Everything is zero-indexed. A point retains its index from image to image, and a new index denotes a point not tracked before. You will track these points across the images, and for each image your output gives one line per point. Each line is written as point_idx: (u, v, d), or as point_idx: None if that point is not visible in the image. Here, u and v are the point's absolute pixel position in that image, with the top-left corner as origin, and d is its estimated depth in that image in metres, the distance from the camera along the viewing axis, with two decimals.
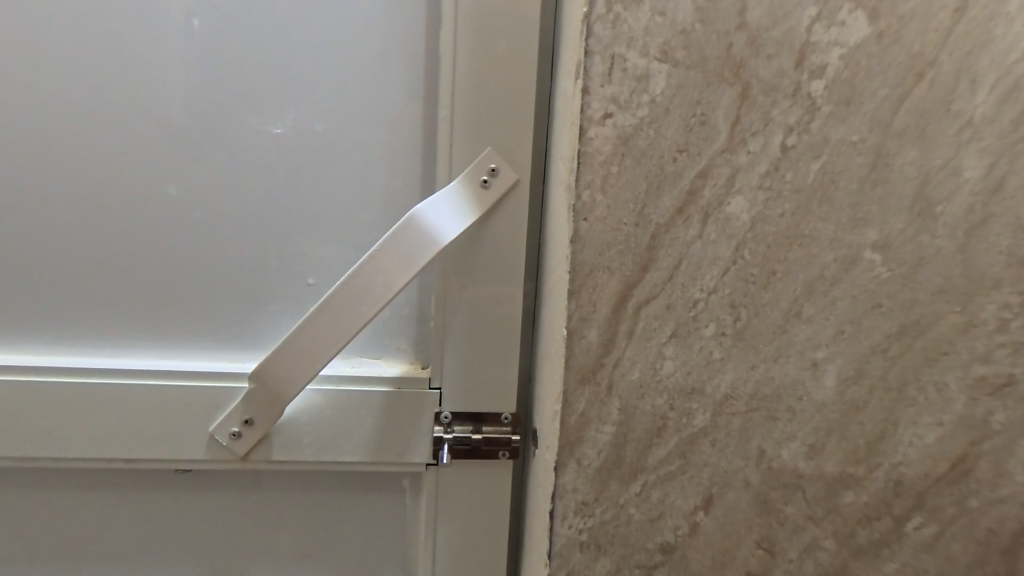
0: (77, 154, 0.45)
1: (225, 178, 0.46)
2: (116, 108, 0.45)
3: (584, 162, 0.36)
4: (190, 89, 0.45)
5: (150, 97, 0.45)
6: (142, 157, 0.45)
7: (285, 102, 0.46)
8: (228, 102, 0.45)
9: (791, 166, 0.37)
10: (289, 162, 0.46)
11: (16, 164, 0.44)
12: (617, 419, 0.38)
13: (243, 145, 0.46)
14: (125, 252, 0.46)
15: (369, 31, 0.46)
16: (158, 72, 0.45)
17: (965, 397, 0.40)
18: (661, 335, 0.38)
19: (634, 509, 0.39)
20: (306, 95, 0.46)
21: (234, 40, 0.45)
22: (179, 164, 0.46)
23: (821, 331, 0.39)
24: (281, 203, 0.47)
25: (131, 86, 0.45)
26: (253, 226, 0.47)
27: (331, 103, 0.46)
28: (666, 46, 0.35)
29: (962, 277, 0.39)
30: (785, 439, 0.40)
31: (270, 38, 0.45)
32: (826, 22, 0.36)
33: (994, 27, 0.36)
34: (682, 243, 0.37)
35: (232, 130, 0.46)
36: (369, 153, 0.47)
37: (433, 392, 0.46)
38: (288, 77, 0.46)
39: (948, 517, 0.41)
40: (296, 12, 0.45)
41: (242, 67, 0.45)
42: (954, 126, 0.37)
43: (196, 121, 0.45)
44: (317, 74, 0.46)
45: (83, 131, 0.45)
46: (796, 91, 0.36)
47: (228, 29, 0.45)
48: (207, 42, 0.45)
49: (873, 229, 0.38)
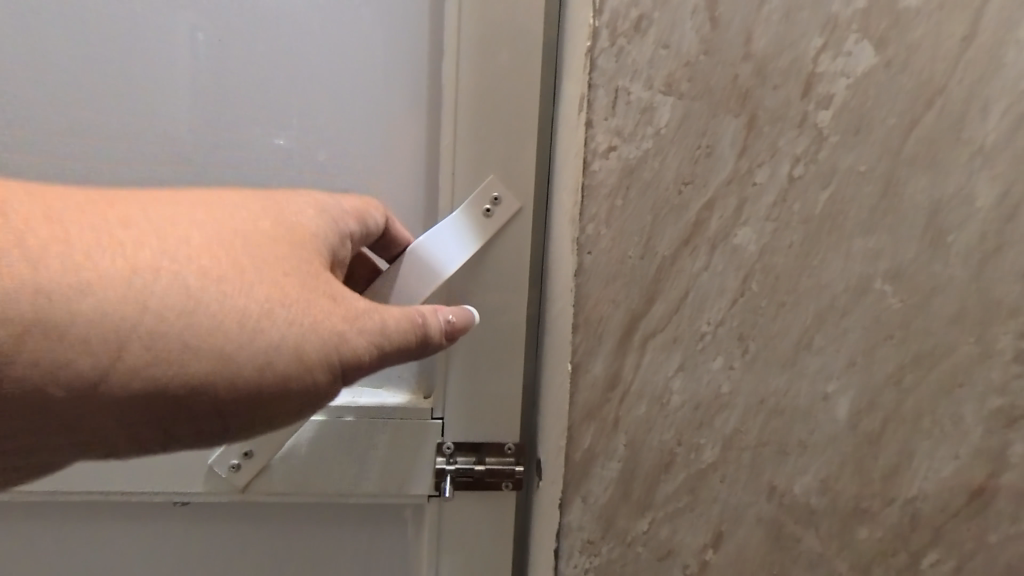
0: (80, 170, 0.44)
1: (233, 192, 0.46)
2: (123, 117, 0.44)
3: (588, 195, 0.35)
4: (198, 109, 0.45)
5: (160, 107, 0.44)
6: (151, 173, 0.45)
7: (291, 116, 0.45)
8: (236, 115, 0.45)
9: (799, 196, 0.36)
10: (290, 172, 0.46)
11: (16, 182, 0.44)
12: (624, 454, 0.38)
13: (249, 157, 0.45)
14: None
15: (373, 52, 0.46)
16: (165, 80, 0.44)
17: (981, 428, 0.39)
18: (668, 369, 0.37)
19: (641, 548, 0.38)
20: (314, 112, 0.46)
21: (242, 50, 0.44)
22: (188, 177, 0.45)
23: (832, 363, 0.38)
24: None
25: (133, 102, 0.44)
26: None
27: (339, 123, 0.46)
28: (670, 78, 0.34)
29: (976, 306, 0.38)
30: (797, 473, 0.39)
31: (279, 53, 0.45)
32: (832, 52, 0.35)
33: (1004, 52, 0.36)
34: (689, 275, 0.36)
35: (240, 142, 0.45)
36: (372, 184, 0.47)
37: (436, 422, 0.45)
38: (295, 94, 0.45)
39: (965, 551, 0.40)
40: (306, 32, 0.45)
41: (249, 79, 0.45)
42: (965, 154, 0.37)
43: (204, 132, 0.45)
44: (324, 91, 0.45)
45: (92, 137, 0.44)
46: (803, 121, 0.35)
47: (238, 38, 0.44)
48: (216, 53, 0.44)
49: (886, 257, 0.37)
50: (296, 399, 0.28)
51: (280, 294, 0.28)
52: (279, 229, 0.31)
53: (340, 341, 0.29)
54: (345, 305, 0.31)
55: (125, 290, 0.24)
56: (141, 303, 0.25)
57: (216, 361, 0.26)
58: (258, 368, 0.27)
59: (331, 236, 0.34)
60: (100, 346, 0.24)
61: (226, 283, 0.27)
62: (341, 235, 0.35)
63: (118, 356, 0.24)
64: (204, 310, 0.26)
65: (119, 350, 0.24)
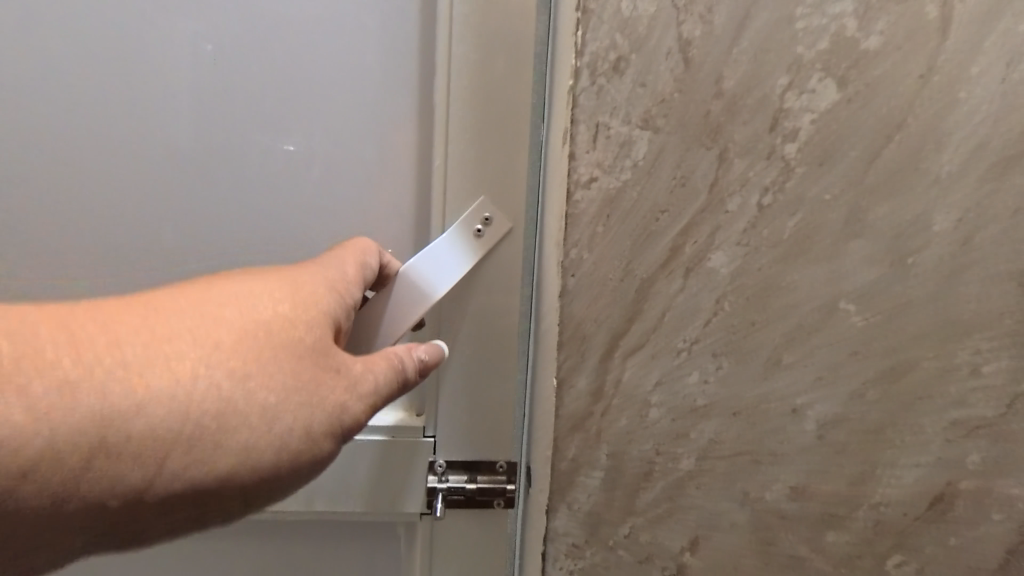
0: (76, 170, 0.43)
1: (236, 199, 0.45)
2: (125, 120, 0.43)
3: (571, 222, 0.38)
4: (196, 107, 0.43)
5: (163, 111, 0.43)
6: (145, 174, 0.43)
7: (294, 119, 0.44)
8: (239, 119, 0.43)
9: (768, 224, 0.39)
10: (294, 178, 0.45)
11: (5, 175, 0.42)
12: (606, 464, 0.40)
13: (252, 163, 0.44)
14: (125, 266, 0.45)
15: (373, 53, 0.44)
16: (167, 83, 0.42)
17: (941, 439, 0.42)
18: (647, 384, 0.40)
19: (623, 552, 0.41)
20: (318, 116, 0.44)
21: (245, 51, 0.43)
22: (189, 184, 0.44)
23: (801, 378, 0.40)
24: (288, 223, 0.45)
25: (132, 102, 0.42)
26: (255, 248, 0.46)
27: (339, 127, 0.44)
28: (647, 114, 0.37)
29: (935, 324, 0.41)
30: (770, 481, 0.41)
31: (281, 55, 0.43)
32: (798, 90, 0.37)
33: (957, 90, 0.39)
34: (666, 296, 0.39)
35: (243, 147, 0.44)
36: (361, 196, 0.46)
37: (428, 440, 0.47)
38: (298, 97, 0.44)
39: (927, 554, 0.43)
40: (307, 34, 0.43)
41: (252, 81, 0.43)
42: (922, 183, 0.39)
43: (207, 136, 0.43)
44: (326, 94, 0.44)
45: (94, 141, 0.43)
46: (771, 154, 0.38)
47: (241, 38, 0.42)
48: (219, 53, 0.42)
49: (850, 279, 0.40)
50: (308, 474, 0.30)
51: (300, 380, 0.30)
52: (299, 307, 0.32)
53: (345, 412, 0.31)
54: (350, 373, 0.32)
55: (165, 402, 0.26)
56: (183, 412, 0.26)
57: (239, 455, 0.28)
58: (278, 454, 0.29)
59: (345, 297, 0.35)
60: (149, 458, 0.26)
61: (258, 377, 0.28)
62: (348, 300, 0.36)
63: (162, 464, 0.26)
64: (235, 409, 0.28)
65: (167, 459, 0.26)
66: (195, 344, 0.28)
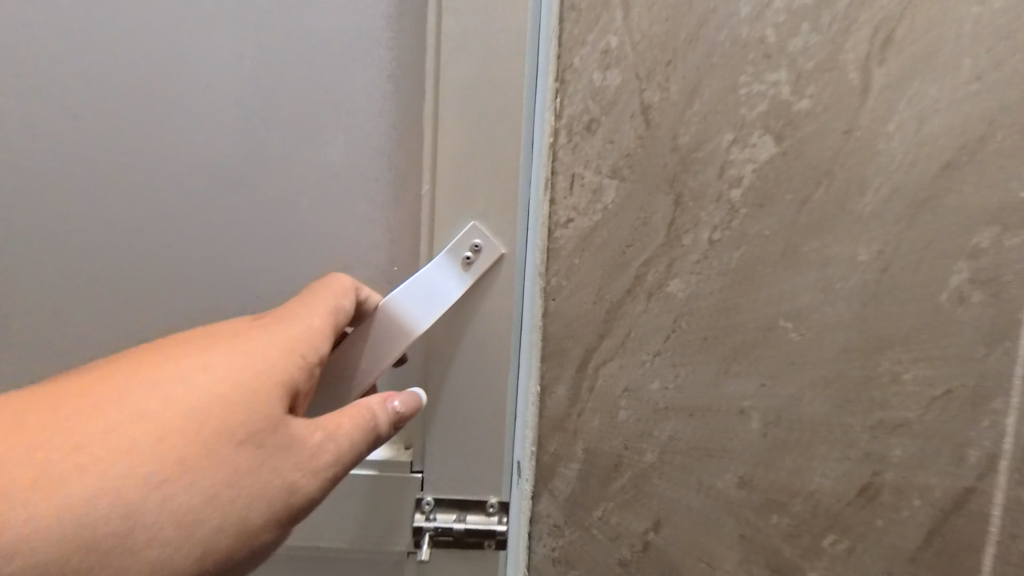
0: (139, 173, 0.49)
1: (276, 199, 0.50)
2: (181, 129, 0.49)
3: (552, 256, 0.45)
4: (244, 118, 0.49)
5: (214, 121, 0.49)
6: (144, 176, 0.49)
7: (329, 127, 0.49)
8: (280, 126, 0.49)
9: (717, 255, 0.46)
10: (328, 181, 0.50)
11: (24, 173, 0.48)
12: (581, 457, 0.48)
13: (292, 167, 0.50)
14: (177, 261, 0.50)
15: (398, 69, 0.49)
16: (219, 96, 0.48)
17: (867, 436, 0.50)
18: (616, 390, 0.47)
19: (596, 531, 0.49)
20: (350, 125, 0.49)
21: (286, 68, 0.48)
22: (236, 186, 0.50)
23: (747, 384, 0.48)
24: (323, 221, 0.50)
25: (189, 114, 0.48)
26: (238, 246, 0.50)
27: (369, 136, 0.50)
28: (614, 166, 0.44)
29: (860, 339, 0.48)
30: (721, 472, 0.49)
31: (317, 71, 0.48)
32: (741, 144, 0.45)
33: (876, 143, 0.46)
34: (632, 316, 0.46)
35: (284, 153, 0.49)
36: (341, 204, 0.50)
37: (416, 476, 0.51)
38: (333, 108, 0.49)
39: (858, 533, 0.51)
40: (340, 54, 0.48)
41: (293, 94, 0.49)
42: (847, 221, 0.47)
43: (253, 142, 0.49)
44: (357, 106, 0.49)
45: (155, 147, 0.49)
46: (719, 197, 0.45)
47: (284, 57, 0.48)
48: (264, 68, 0.48)
49: (787, 302, 0.47)
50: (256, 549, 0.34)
51: (249, 458, 0.34)
52: (242, 389, 0.35)
53: (292, 490, 0.35)
54: (303, 447, 0.36)
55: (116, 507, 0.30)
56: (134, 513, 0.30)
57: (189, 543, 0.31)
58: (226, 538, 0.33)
59: (301, 362, 0.39)
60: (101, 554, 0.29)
61: (200, 467, 0.32)
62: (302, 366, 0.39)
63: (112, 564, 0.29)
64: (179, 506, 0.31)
65: (122, 534, 0.30)
66: (141, 448, 0.31)
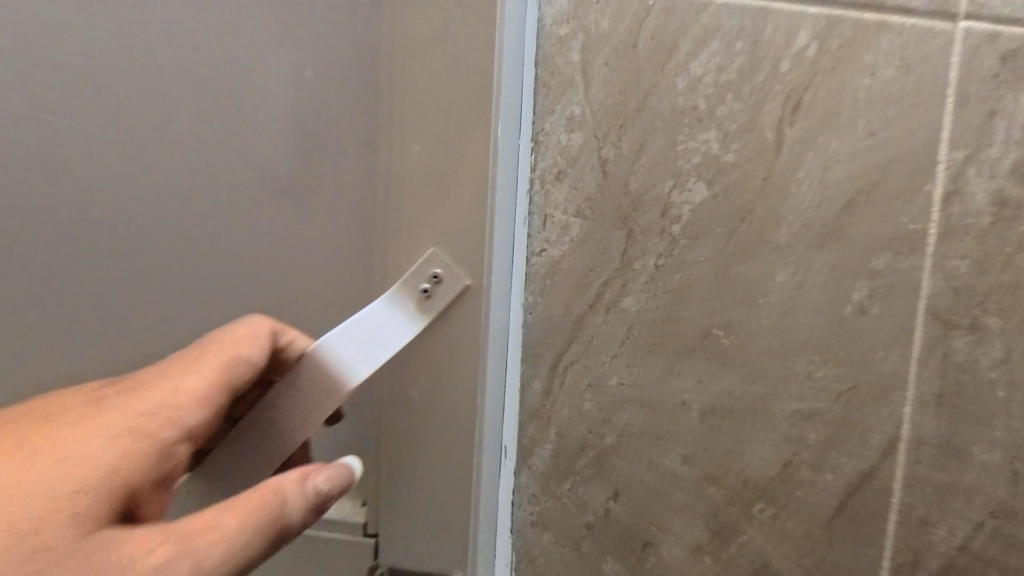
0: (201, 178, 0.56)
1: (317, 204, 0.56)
2: (238, 141, 0.56)
3: (529, 278, 0.57)
4: (292, 130, 0.55)
5: (266, 134, 0.55)
6: (181, 190, 0.57)
7: (367, 137, 0.54)
8: (323, 136, 0.55)
9: (663, 277, 0.57)
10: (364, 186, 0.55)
11: (99, 192, 0.57)
12: (553, 439, 0.59)
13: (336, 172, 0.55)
14: (229, 257, 0.57)
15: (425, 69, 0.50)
16: (272, 111, 0.55)
17: (787, 421, 0.61)
18: (581, 385, 0.58)
19: (566, 499, 0.60)
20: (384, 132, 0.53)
21: (331, 85, 0.54)
22: (280, 192, 0.56)
23: (687, 381, 0.59)
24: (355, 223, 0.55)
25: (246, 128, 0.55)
26: (282, 248, 0.57)
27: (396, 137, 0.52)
28: (578, 208, 0.56)
29: (780, 344, 0.60)
30: (667, 451, 0.60)
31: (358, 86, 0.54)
32: (679, 189, 0.56)
33: (789, 188, 0.58)
34: (594, 326, 0.58)
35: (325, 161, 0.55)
36: (351, 219, 0.56)
37: (369, 537, 0.59)
38: (370, 119, 0.54)
39: (782, 502, 0.62)
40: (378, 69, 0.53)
41: (335, 108, 0.54)
42: (767, 250, 0.58)
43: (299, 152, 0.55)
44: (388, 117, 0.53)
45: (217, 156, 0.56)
46: (663, 231, 0.57)
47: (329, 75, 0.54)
48: (312, 86, 0.54)
49: (719, 314, 0.59)
50: None
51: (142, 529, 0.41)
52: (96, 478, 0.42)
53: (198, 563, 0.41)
54: (194, 534, 0.42)
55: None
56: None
57: None
58: None
59: (149, 438, 0.45)
60: None
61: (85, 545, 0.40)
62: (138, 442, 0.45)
63: None
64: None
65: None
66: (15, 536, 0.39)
